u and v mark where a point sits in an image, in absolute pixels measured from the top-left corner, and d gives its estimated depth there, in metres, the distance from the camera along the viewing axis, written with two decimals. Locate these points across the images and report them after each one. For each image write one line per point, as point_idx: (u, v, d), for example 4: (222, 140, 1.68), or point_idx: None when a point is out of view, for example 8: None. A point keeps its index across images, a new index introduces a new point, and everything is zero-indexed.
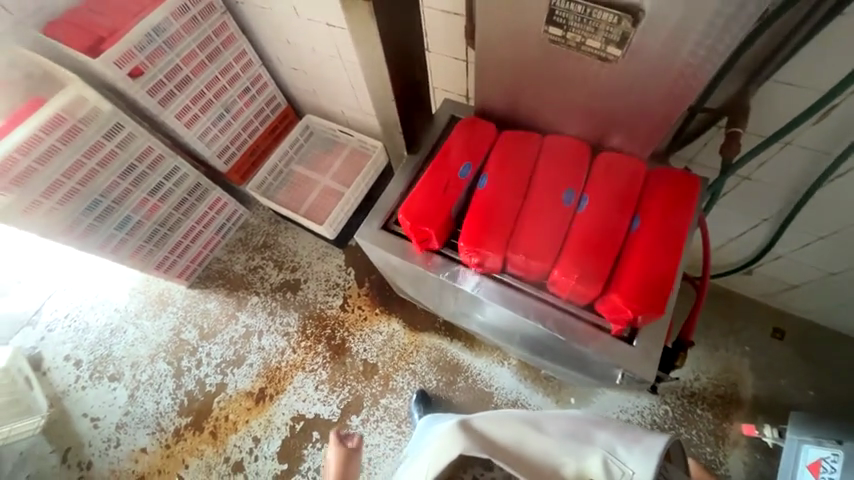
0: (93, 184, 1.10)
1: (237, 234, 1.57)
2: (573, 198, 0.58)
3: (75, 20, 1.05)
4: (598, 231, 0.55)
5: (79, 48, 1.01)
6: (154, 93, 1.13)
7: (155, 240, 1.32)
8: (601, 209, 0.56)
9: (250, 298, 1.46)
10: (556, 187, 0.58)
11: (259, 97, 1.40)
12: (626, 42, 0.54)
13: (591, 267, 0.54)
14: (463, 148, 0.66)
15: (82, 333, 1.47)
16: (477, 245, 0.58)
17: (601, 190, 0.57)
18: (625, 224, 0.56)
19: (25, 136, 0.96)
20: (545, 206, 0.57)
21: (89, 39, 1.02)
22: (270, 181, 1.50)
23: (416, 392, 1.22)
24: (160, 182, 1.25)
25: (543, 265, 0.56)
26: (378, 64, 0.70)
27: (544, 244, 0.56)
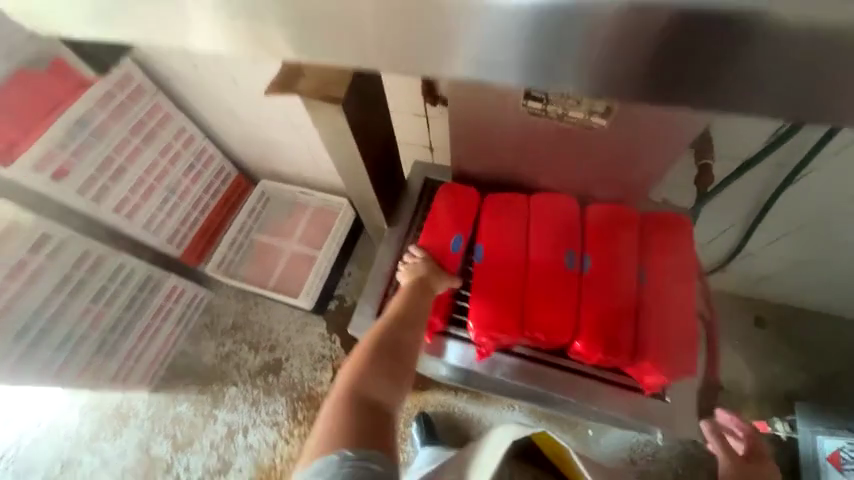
0: (22, 307, 0.95)
1: (201, 319, 1.41)
2: (574, 256, 0.58)
3: None
4: (605, 286, 0.56)
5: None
6: (86, 191, 1.01)
7: (106, 350, 1.15)
8: (602, 262, 0.57)
9: (228, 390, 1.31)
10: (559, 253, 0.58)
11: (206, 171, 1.30)
12: (610, 113, 0.55)
13: (608, 326, 0.55)
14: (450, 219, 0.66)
15: (26, 475, 1.24)
16: (493, 328, 0.56)
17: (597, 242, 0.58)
18: (628, 273, 0.57)
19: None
20: (551, 269, 0.57)
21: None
22: (231, 257, 1.39)
23: (418, 420, 1.16)
24: (104, 285, 1.10)
25: (563, 335, 0.56)
26: (349, 152, 0.65)
27: (561, 313, 0.56)
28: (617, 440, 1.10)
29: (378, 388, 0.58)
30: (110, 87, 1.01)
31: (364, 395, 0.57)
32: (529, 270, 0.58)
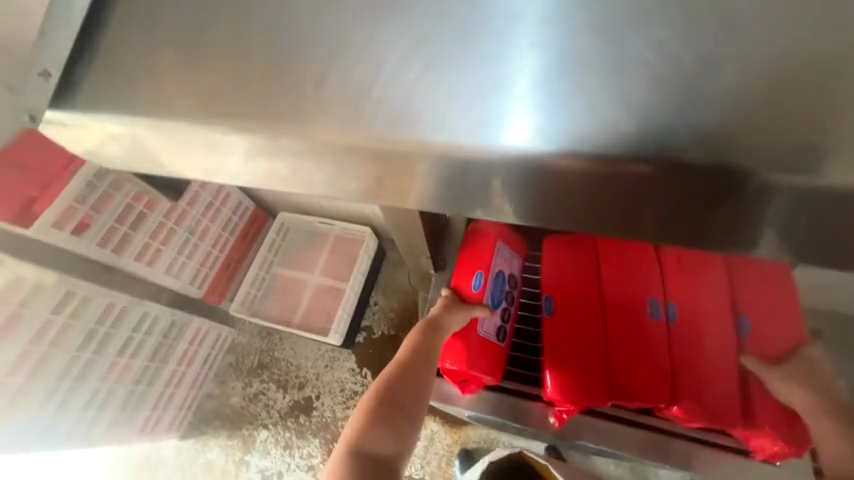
0: (48, 371, 0.91)
1: (226, 359, 1.37)
2: (656, 308, 0.67)
3: None
4: (684, 339, 0.66)
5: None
6: (107, 242, 0.98)
7: (133, 402, 1.12)
8: (681, 315, 0.68)
9: (258, 433, 1.27)
10: (646, 308, 0.66)
11: (224, 208, 1.26)
12: None
13: (686, 375, 0.64)
14: (471, 259, 0.76)
15: None
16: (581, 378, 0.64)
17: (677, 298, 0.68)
18: (709, 324, 0.66)
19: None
20: (639, 322, 0.66)
21: (12, 202, 0.82)
22: (253, 294, 1.35)
23: (460, 456, 1.11)
24: (130, 336, 1.07)
25: (648, 386, 0.63)
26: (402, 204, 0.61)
27: (646, 363, 0.64)
28: (678, 471, 1.03)
29: (383, 441, 0.56)
30: None
31: (369, 449, 0.55)
32: (613, 322, 0.66)
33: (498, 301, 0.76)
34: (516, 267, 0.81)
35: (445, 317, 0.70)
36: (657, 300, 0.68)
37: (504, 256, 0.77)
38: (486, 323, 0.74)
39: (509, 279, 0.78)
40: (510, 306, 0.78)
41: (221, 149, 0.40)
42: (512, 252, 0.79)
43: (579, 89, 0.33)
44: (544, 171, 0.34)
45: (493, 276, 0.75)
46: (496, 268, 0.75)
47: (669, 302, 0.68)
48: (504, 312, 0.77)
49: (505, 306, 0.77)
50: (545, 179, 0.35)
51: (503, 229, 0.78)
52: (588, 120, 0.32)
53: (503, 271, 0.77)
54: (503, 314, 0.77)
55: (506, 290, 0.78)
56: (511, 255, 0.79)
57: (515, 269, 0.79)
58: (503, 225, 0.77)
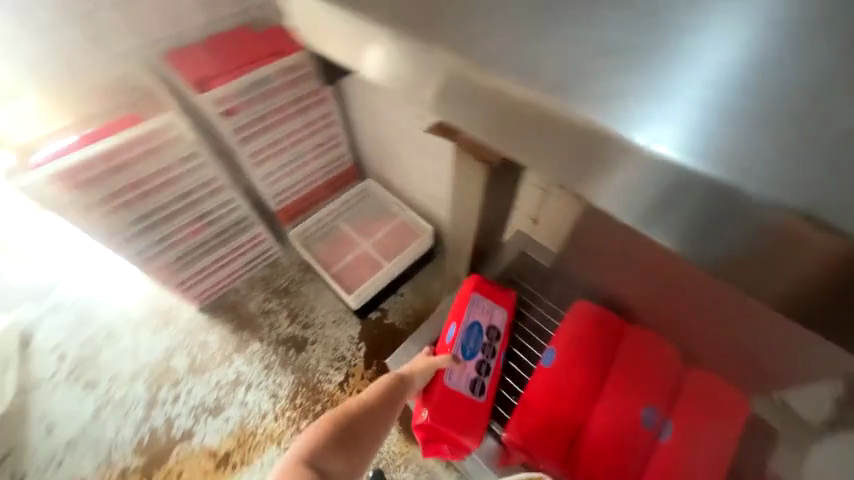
0: (145, 202, 1.10)
1: (264, 270, 1.54)
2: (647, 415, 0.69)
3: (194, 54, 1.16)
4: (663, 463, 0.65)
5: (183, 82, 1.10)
6: (239, 131, 1.17)
7: (184, 260, 1.30)
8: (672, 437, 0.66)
9: (252, 343, 1.38)
10: (637, 409, 0.69)
11: (329, 153, 1.45)
12: None
13: None
14: (451, 314, 0.85)
15: (81, 326, 1.44)
16: (545, 429, 0.72)
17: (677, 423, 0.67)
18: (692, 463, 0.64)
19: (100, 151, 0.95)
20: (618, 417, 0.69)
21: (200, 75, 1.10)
22: (313, 230, 1.50)
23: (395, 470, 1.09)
24: (211, 209, 1.25)
25: (600, 470, 0.68)
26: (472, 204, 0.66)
27: (610, 454, 0.67)
28: None
29: (329, 465, 0.68)
30: (296, 63, 1.16)
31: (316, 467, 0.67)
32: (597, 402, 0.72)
33: (473, 352, 0.82)
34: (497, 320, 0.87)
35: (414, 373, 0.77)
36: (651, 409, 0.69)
37: (482, 308, 0.84)
38: (459, 372, 0.80)
39: (488, 333, 0.84)
40: (488, 360, 0.84)
41: (361, 51, 0.39)
42: (493, 305, 0.86)
43: (745, 124, 0.27)
44: (687, 190, 0.27)
45: (468, 327, 0.83)
46: (472, 319, 0.83)
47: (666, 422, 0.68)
48: (482, 366, 0.82)
49: (482, 358, 0.83)
50: (719, 195, 0.26)
51: (483, 281, 0.86)
52: (744, 149, 0.26)
53: (480, 322, 0.84)
54: (480, 367, 0.82)
55: (484, 342, 0.84)
56: (491, 307, 0.86)
57: (494, 324, 0.86)
58: (483, 278, 0.85)
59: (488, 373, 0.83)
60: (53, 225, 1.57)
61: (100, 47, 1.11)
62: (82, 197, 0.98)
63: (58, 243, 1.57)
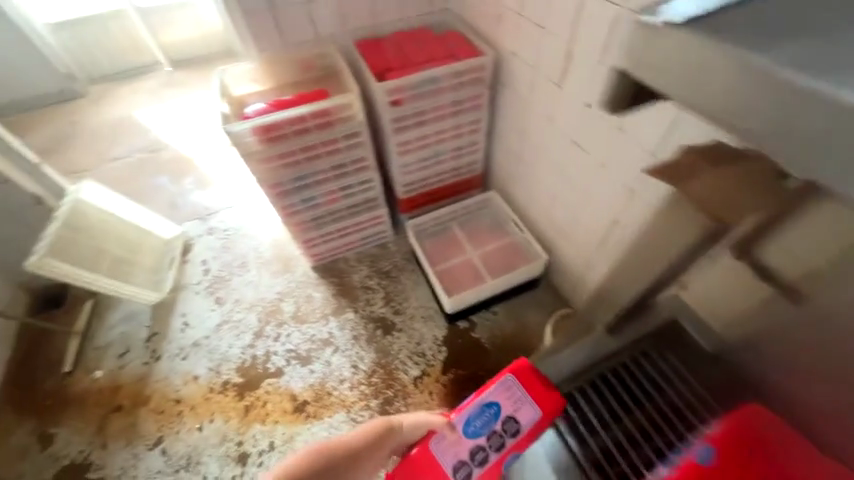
0: (307, 165, 1.22)
1: (373, 249, 1.66)
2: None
3: (382, 48, 1.30)
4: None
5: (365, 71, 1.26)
6: (397, 122, 1.25)
7: (317, 221, 1.45)
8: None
9: (347, 312, 1.49)
10: None
11: (465, 157, 1.51)
12: None
13: None
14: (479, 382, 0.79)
15: (225, 251, 1.73)
16: None
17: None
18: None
19: (288, 115, 1.08)
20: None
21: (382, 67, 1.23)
22: (428, 226, 1.55)
23: None
24: (353, 183, 1.36)
25: None
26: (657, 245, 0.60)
27: None
28: None
29: None
30: (467, 67, 1.21)
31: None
32: None
33: (477, 433, 0.74)
34: (524, 416, 0.75)
35: (406, 424, 0.78)
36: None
37: (508, 394, 0.75)
38: (449, 446, 0.73)
39: (502, 424, 0.73)
40: (488, 454, 0.73)
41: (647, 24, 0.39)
42: (526, 399, 0.74)
43: None
44: None
45: (484, 404, 0.76)
46: (491, 396, 0.76)
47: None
48: (477, 455, 0.73)
49: (483, 447, 0.73)
50: None
51: (525, 368, 0.77)
52: None
53: (500, 407, 0.75)
54: (475, 455, 0.73)
55: (495, 430, 0.74)
56: (522, 399, 0.75)
57: (518, 419, 0.74)
58: (526, 363, 0.76)
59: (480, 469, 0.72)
60: (242, 171, 2.06)
61: (312, 32, 1.32)
62: (264, 149, 1.12)
63: (238, 182, 2.02)
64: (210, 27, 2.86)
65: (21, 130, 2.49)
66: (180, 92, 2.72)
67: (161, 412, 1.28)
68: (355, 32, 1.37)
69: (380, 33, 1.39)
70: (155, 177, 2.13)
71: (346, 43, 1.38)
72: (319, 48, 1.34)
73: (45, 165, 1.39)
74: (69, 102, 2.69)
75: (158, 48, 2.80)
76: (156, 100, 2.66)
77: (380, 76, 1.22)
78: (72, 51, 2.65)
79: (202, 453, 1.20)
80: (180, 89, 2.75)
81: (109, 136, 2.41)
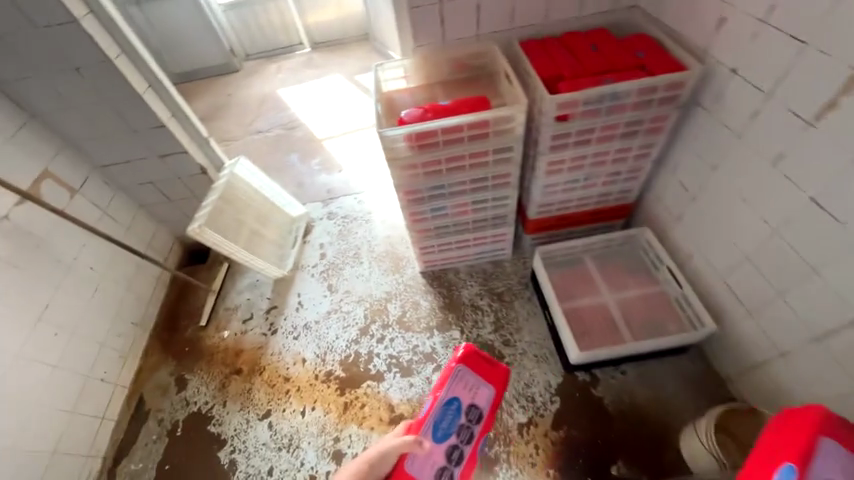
0: (448, 175, 1.13)
1: (486, 265, 1.54)
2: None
3: (552, 51, 1.14)
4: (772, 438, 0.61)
5: (530, 78, 1.11)
6: (555, 139, 1.09)
7: (439, 230, 1.37)
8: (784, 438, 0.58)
9: (453, 329, 1.41)
10: None
11: (619, 184, 1.29)
12: None
13: None
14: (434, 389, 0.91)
15: (342, 238, 1.78)
16: None
17: (820, 431, 0.55)
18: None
19: (446, 123, 0.98)
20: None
21: (552, 73, 1.07)
22: (556, 254, 1.38)
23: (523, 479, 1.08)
24: (487, 198, 1.25)
25: None
26: None
27: None
28: None
29: None
30: (662, 83, 0.99)
31: None
32: None
33: (447, 433, 0.88)
34: (481, 398, 0.94)
35: (375, 455, 0.79)
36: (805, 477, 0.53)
37: (465, 383, 0.93)
38: (425, 456, 0.84)
39: (466, 413, 0.91)
40: (463, 445, 0.89)
41: None
42: (478, 382, 0.94)
43: None
44: None
45: (446, 404, 0.90)
46: (452, 395, 0.91)
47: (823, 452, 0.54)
48: (454, 452, 0.87)
49: (456, 442, 0.88)
50: None
51: (470, 356, 0.95)
52: None
53: (461, 400, 0.91)
54: (451, 453, 0.87)
55: (461, 422, 0.90)
56: (474, 383, 0.94)
57: (478, 403, 0.93)
58: (474, 352, 0.94)
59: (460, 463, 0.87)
60: (371, 159, 2.14)
61: (475, 30, 1.21)
62: (412, 155, 1.05)
63: (365, 169, 2.09)
64: (351, 12, 2.96)
65: (190, 97, 2.89)
66: (316, 73, 2.89)
67: (272, 386, 1.36)
68: (521, 32, 1.22)
69: (547, 34, 1.23)
70: (288, 154, 2.29)
71: (507, 44, 1.24)
72: (478, 48, 1.23)
73: (212, 140, 1.53)
74: (227, 76, 3.04)
75: (303, 29, 3.00)
76: (295, 79, 2.86)
77: (551, 85, 1.05)
78: (236, 30, 2.97)
79: (303, 438, 1.25)
80: (316, 70, 2.92)
81: (254, 110, 2.66)
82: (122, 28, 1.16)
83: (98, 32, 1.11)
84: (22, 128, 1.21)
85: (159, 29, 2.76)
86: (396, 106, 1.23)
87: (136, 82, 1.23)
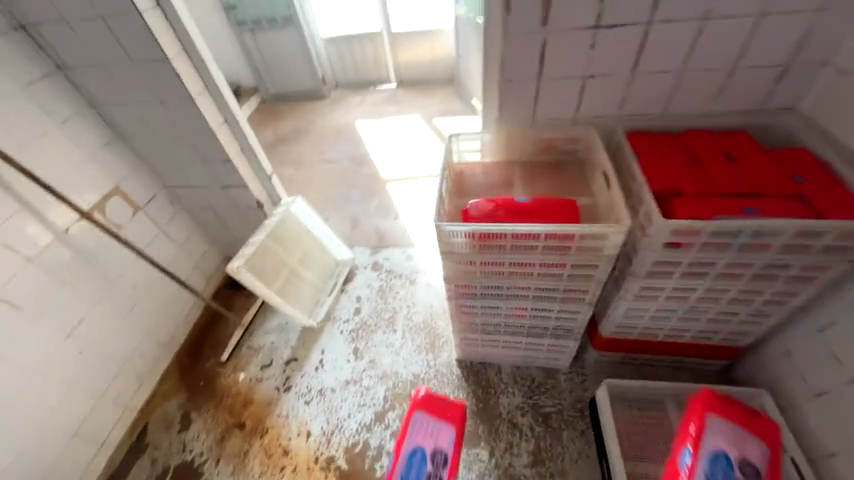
0: (510, 278, 0.94)
1: (536, 372, 1.30)
2: (708, 465, 0.75)
3: (668, 154, 0.92)
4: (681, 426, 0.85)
5: (638, 185, 0.89)
6: (657, 265, 0.86)
7: (486, 326, 1.17)
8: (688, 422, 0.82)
9: (481, 447, 1.17)
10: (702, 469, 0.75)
11: (732, 325, 1.00)
12: None
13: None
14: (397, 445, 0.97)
15: (381, 295, 1.66)
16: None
17: (707, 410, 0.79)
18: (761, 438, 0.79)
19: (516, 228, 0.81)
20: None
21: (666, 183, 0.85)
22: (629, 390, 1.10)
23: None
24: (552, 309, 1.03)
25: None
26: None
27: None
28: None
29: None
30: (830, 229, 0.72)
31: None
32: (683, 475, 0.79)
33: None
34: (443, 442, 0.97)
35: None
36: (698, 458, 0.76)
37: (426, 431, 0.98)
38: None
39: (431, 460, 0.95)
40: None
41: None
42: (438, 427, 0.98)
43: None
44: None
45: (410, 455, 0.95)
46: (414, 447, 0.96)
47: (709, 426, 0.78)
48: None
49: None
50: None
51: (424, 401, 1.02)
52: None
53: (424, 448, 0.96)
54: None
55: (427, 471, 0.93)
56: (433, 428, 0.99)
57: (441, 448, 0.96)
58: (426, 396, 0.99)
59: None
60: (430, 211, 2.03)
61: (572, 113, 1.03)
62: (470, 251, 0.88)
63: (423, 221, 1.98)
64: (441, 56, 2.97)
65: (278, 117, 3.08)
66: (396, 110, 2.90)
67: (269, 456, 1.23)
68: (629, 121, 1.02)
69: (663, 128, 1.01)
70: (350, 188, 2.27)
71: (609, 132, 1.05)
72: (572, 132, 1.05)
73: (275, 177, 1.52)
74: (314, 101, 3.20)
75: (392, 66, 3.07)
76: (375, 113, 2.91)
77: (666, 203, 0.83)
78: (331, 60, 3.13)
79: None
80: (397, 107, 2.94)
81: (330, 138, 2.73)
82: (209, 67, 1.19)
83: (186, 70, 1.13)
84: (106, 146, 1.27)
85: (265, 54, 3.00)
86: (465, 185, 1.10)
87: (213, 117, 1.25)
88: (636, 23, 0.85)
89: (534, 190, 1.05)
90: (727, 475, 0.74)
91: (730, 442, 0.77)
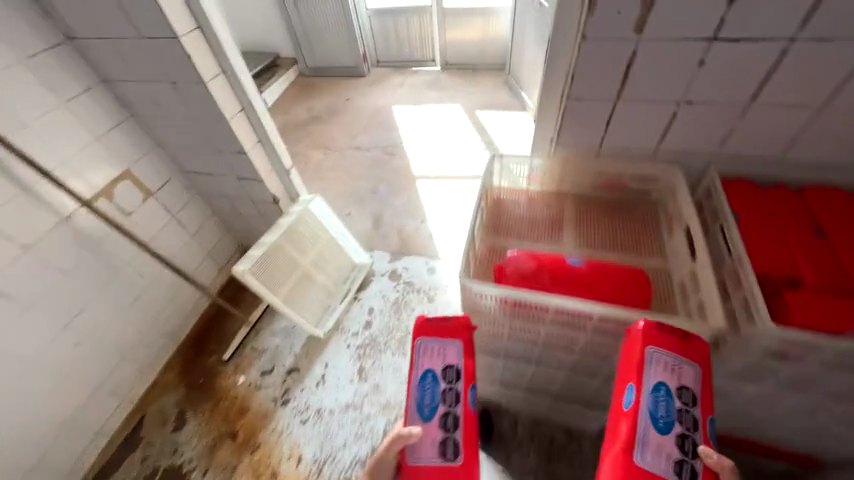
0: (546, 348, 0.76)
1: (556, 432, 1.13)
2: (644, 400, 0.52)
3: (780, 215, 0.69)
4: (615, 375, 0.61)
5: (732, 256, 0.67)
6: (741, 369, 0.67)
7: (506, 381, 1.01)
8: (620, 360, 0.58)
9: None
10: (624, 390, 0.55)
11: (814, 437, 0.80)
12: None
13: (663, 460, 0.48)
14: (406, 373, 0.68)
15: (396, 310, 1.54)
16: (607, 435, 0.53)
17: (645, 340, 0.55)
18: (698, 359, 0.55)
19: (545, 301, 0.63)
20: (679, 438, 0.50)
21: (775, 265, 0.62)
22: None
23: None
24: (589, 384, 0.85)
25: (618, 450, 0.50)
26: None
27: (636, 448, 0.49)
28: None
29: None
30: None
31: None
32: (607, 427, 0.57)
33: (433, 410, 0.63)
34: (454, 354, 0.67)
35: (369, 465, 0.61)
36: (641, 394, 0.52)
37: (431, 349, 0.68)
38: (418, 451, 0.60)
39: (443, 377, 0.66)
40: (454, 408, 0.63)
41: None
42: (445, 342, 0.68)
43: None
44: None
45: (420, 381, 0.66)
46: (421, 372, 0.66)
47: (648, 359, 0.54)
48: (447, 421, 0.62)
49: (446, 417, 0.63)
50: None
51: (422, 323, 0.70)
52: None
53: (433, 367, 0.67)
54: (447, 422, 0.62)
55: (443, 391, 0.65)
56: (442, 343, 0.68)
57: (450, 362, 0.67)
58: (425, 318, 0.68)
59: (459, 425, 0.62)
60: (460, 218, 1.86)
61: (653, 146, 0.81)
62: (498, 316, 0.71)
63: (451, 229, 1.82)
64: (493, 38, 2.68)
65: (312, 93, 2.93)
66: (436, 96, 2.68)
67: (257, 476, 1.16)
68: (727, 163, 0.79)
69: (773, 177, 0.78)
70: (377, 181, 2.12)
71: (696, 174, 0.82)
72: (648, 170, 0.83)
73: (294, 171, 1.39)
74: (352, 77, 3.02)
75: (438, 46, 2.81)
76: (414, 98, 2.70)
77: (776, 292, 0.61)
78: (374, 34, 2.91)
79: None
80: (438, 93, 2.72)
81: (363, 121, 2.57)
82: (227, 46, 1.04)
83: (200, 50, 0.99)
84: (117, 127, 1.18)
85: (305, 23, 2.83)
86: (503, 219, 0.90)
87: (228, 105, 1.11)
88: (771, 39, 0.61)
89: (589, 236, 0.84)
90: (668, 409, 0.51)
91: (666, 370, 0.54)
